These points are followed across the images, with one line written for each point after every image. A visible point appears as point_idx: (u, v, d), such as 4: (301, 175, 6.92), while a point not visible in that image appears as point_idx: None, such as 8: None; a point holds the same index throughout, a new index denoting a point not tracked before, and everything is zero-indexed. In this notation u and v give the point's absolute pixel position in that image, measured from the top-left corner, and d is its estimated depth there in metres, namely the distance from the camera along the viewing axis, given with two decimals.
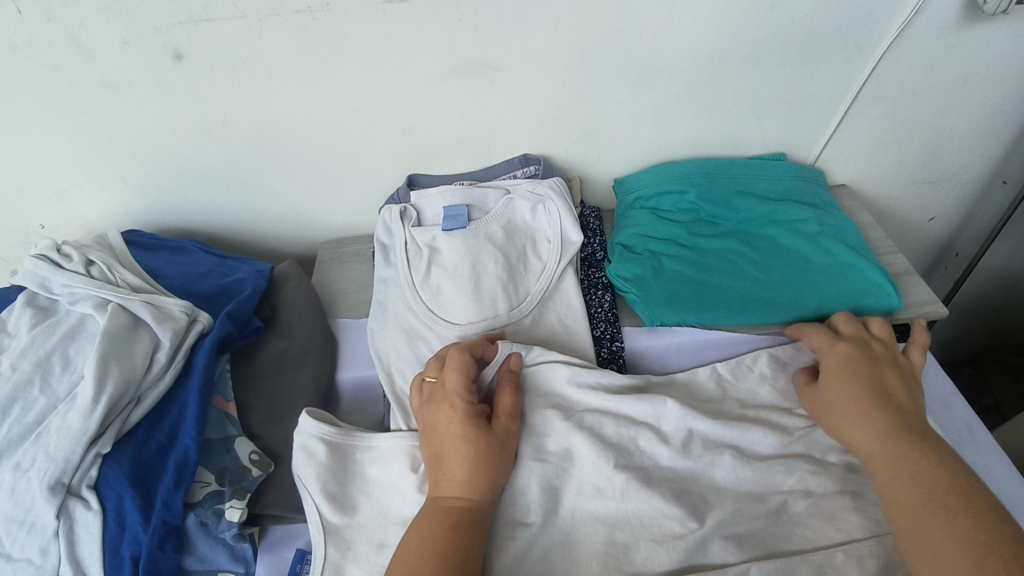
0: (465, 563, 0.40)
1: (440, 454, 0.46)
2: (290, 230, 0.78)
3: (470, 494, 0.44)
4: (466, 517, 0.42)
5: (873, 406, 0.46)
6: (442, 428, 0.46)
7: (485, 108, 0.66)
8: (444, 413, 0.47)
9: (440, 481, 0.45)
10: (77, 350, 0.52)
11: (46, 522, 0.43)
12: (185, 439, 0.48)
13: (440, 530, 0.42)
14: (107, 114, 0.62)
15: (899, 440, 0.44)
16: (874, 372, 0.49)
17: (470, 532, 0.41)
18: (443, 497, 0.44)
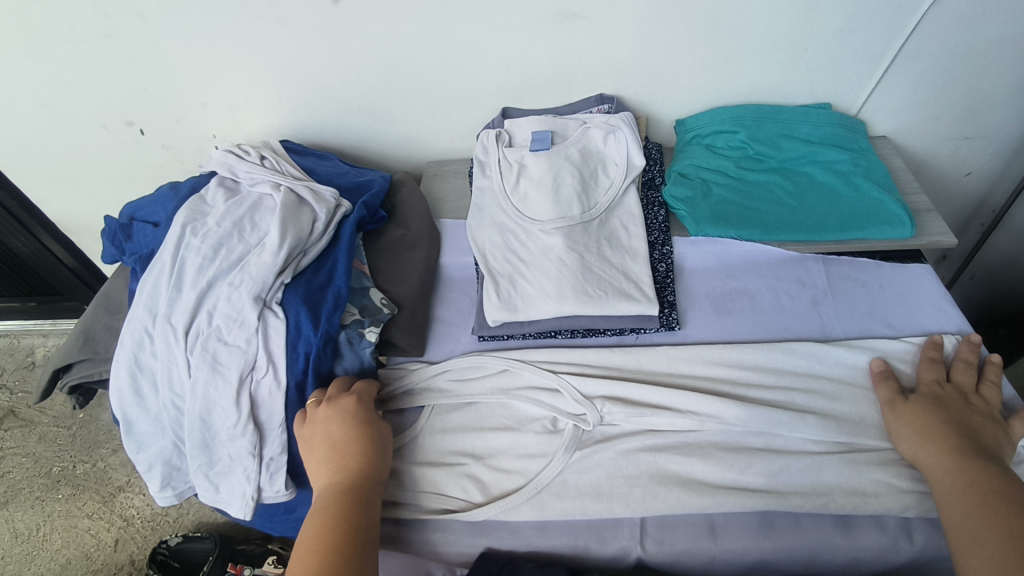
0: (352, 541, 0.49)
1: (321, 446, 0.56)
2: (403, 151, 0.95)
3: (362, 479, 0.54)
4: (355, 510, 0.52)
5: (966, 455, 0.52)
6: (323, 434, 0.57)
7: (574, 51, 0.80)
8: (326, 413, 0.58)
9: (332, 467, 0.55)
10: (260, 216, 0.69)
11: (252, 322, 0.61)
12: (338, 281, 0.66)
13: (334, 511, 0.51)
14: (276, 45, 0.79)
15: (965, 460, 0.51)
16: (950, 411, 0.56)
17: (357, 518, 0.51)
18: (339, 474, 0.54)
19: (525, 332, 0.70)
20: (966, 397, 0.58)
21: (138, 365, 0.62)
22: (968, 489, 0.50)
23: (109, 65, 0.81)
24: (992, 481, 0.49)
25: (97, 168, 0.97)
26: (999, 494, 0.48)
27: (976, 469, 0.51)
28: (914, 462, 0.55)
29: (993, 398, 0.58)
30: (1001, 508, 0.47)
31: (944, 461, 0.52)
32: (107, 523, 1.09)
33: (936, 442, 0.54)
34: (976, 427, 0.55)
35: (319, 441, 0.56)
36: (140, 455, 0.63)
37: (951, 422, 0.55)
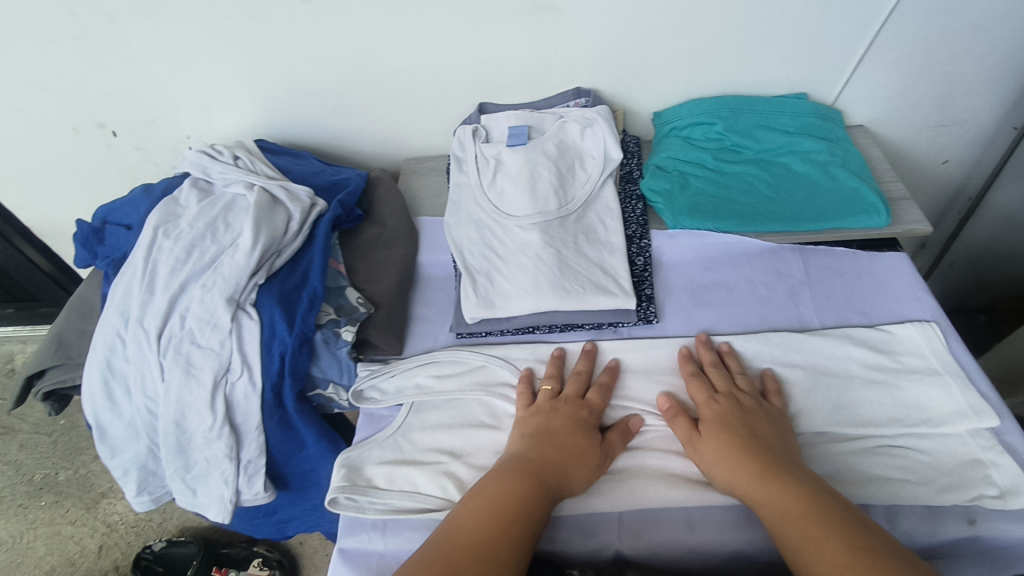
0: (524, 518, 0.48)
1: (560, 444, 0.55)
2: (380, 148, 0.95)
3: (569, 479, 0.53)
4: (543, 495, 0.50)
5: (768, 476, 0.50)
6: (564, 429, 0.56)
7: (549, 44, 0.80)
8: (574, 411, 0.58)
9: (541, 444, 0.55)
10: (233, 216, 0.69)
11: (226, 324, 0.60)
12: (313, 281, 0.66)
13: (528, 487, 0.50)
14: (247, 42, 0.79)
15: (766, 481, 0.50)
16: (746, 428, 0.55)
17: (543, 501, 0.50)
18: (541, 455, 0.54)
19: (504, 328, 0.69)
20: (738, 398, 0.58)
21: (110, 370, 0.61)
22: (803, 517, 0.47)
23: (76, 66, 0.80)
24: (814, 496, 0.48)
25: (69, 171, 0.96)
26: (829, 510, 0.47)
27: (806, 490, 0.49)
28: (732, 492, 0.52)
29: (752, 387, 0.59)
30: (827, 524, 0.46)
31: (762, 490, 0.50)
32: (90, 530, 1.08)
33: (732, 469, 0.52)
34: (766, 434, 0.55)
35: (554, 434, 0.56)
36: (114, 461, 0.63)
37: (745, 439, 0.54)
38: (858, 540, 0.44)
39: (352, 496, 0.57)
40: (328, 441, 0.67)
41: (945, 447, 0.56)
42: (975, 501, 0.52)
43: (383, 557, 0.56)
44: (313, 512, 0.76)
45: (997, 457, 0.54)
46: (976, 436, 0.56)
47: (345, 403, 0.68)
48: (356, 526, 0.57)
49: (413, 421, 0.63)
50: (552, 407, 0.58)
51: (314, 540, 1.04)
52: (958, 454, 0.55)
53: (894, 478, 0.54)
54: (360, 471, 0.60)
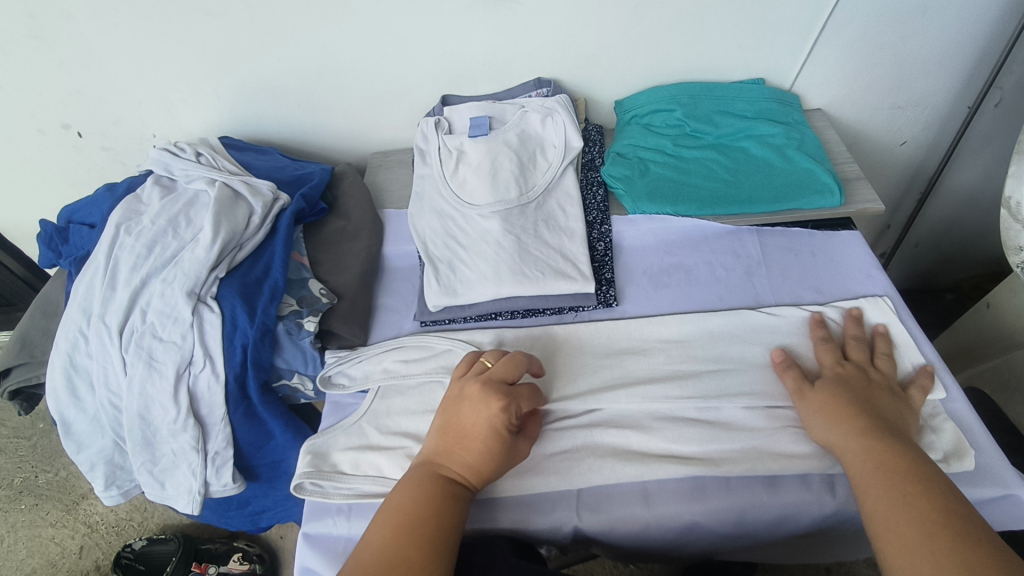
0: (413, 516, 0.47)
1: (458, 441, 0.52)
2: (347, 143, 0.96)
3: (466, 477, 0.51)
4: (442, 495, 0.49)
5: (873, 430, 0.50)
6: (469, 429, 0.52)
7: (507, 35, 0.81)
8: (480, 397, 0.53)
9: (446, 438, 0.53)
10: (195, 212, 0.69)
11: (187, 317, 0.61)
12: (274, 273, 0.66)
13: (426, 488, 0.50)
14: (208, 40, 0.79)
15: (868, 434, 0.50)
16: (869, 392, 0.54)
17: (441, 499, 0.49)
18: (449, 453, 0.52)
19: (466, 315, 0.70)
20: (869, 372, 0.57)
21: (73, 367, 0.62)
22: (885, 472, 0.47)
23: (37, 67, 0.80)
24: (911, 458, 0.47)
25: (36, 173, 0.96)
26: (923, 473, 0.46)
27: (902, 452, 0.48)
28: (830, 447, 0.52)
29: (893, 372, 0.58)
30: (911, 483, 0.45)
31: (857, 444, 0.50)
32: (71, 531, 1.08)
33: (836, 420, 0.52)
34: (884, 405, 0.53)
35: (460, 432, 0.52)
36: (81, 456, 0.63)
37: (858, 403, 0.53)
38: (945, 504, 0.43)
39: (317, 480, 0.58)
40: (294, 431, 0.68)
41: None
42: None
43: (349, 542, 0.57)
44: (285, 502, 0.77)
45: (941, 423, 0.56)
46: (923, 404, 0.57)
47: (311, 392, 0.69)
48: (323, 510, 0.58)
49: (377, 408, 0.64)
50: (465, 395, 0.54)
51: (294, 533, 1.05)
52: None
53: None
54: (326, 456, 0.61)
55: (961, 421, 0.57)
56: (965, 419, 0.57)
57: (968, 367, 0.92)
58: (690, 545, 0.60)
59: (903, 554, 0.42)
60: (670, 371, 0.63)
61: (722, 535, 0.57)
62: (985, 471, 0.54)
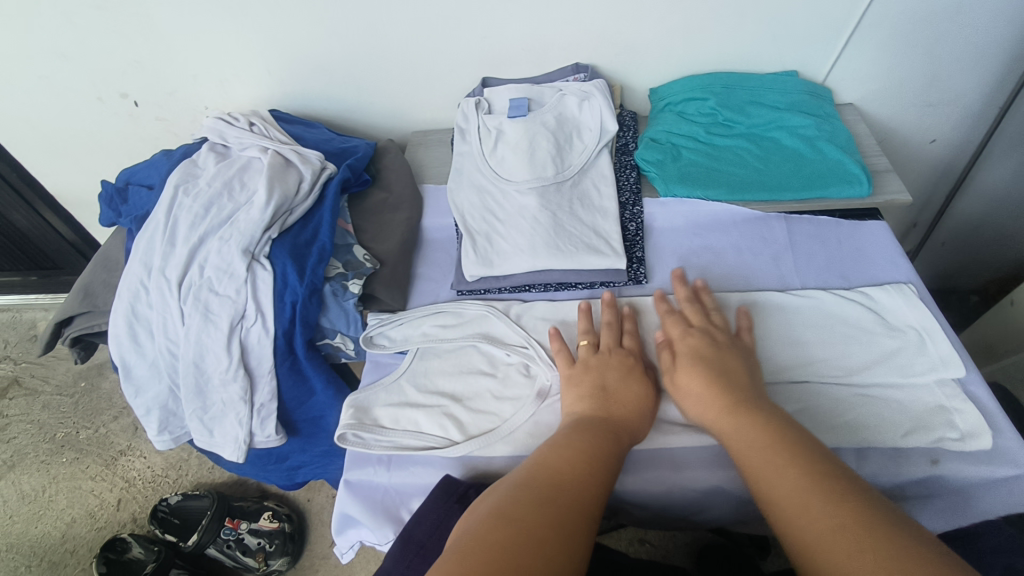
0: (599, 461, 0.49)
1: (621, 398, 0.56)
2: (389, 121, 0.99)
3: (641, 426, 0.55)
4: (616, 441, 0.52)
5: (732, 403, 0.52)
6: (626, 393, 0.56)
7: (549, 20, 0.84)
8: (614, 363, 0.59)
9: (601, 402, 0.55)
10: (249, 177, 0.73)
11: (241, 273, 0.65)
12: (322, 237, 0.70)
13: (609, 437, 0.51)
14: (263, 17, 0.83)
15: (730, 409, 0.52)
16: (723, 357, 0.57)
17: (619, 446, 0.52)
18: (599, 407, 0.55)
19: (501, 286, 0.73)
20: (713, 332, 0.60)
21: (134, 316, 0.66)
22: (768, 446, 0.48)
23: (103, 37, 0.84)
24: (767, 426, 0.50)
25: (93, 140, 1.01)
26: (784, 440, 0.48)
27: (772, 423, 0.50)
28: (699, 421, 0.54)
29: (725, 324, 0.62)
30: (781, 451, 0.47)
31: (730, 420, 0.52)
32: (110, 484, 1.13)
33: (702, 396, 0.54)
34: (725, 362, 0.57)
35: (610, 392, 0.56)
36: (137, 400, 0.68)
37: (720, 377, 0.55)
38: (828, 473, 0.45)
39: (359, 432, 0.61)
40: (335, 388, 0.72)
41: (913, 395, 0.59)
42: (937, 442, 0.56)
43: (386, 492, 0.61)
44: (321, 458, 0.81)
45: (960, 404, 0.58)
46: (942, 386, 0.59)
47: (352, 352, 0.73)
48: (362, 460, 0.62)
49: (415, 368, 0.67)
50: (620, 369, 0.59)
51: (321, 496, 1.09)
52: (925, 401, 0.59)
53: (864, 422, 0.57)
54: (367, 412, 0.64)
55: (979, 404, 0.59)
56: (984, 402, 0.59)
57: (989, 363, 0.93)
58: (711, 509, 0.62)
59: (796, 522, 0.43)
60: None
61: (743, 500, 0.60)
62: (1002, 452, 0.56)
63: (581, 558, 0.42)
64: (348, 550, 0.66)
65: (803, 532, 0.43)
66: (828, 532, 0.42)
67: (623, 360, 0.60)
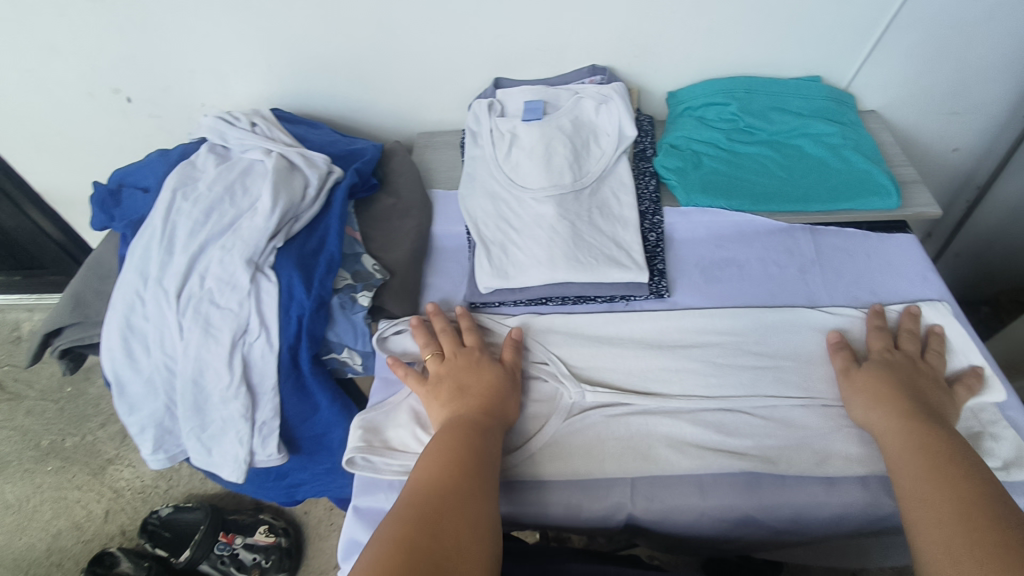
0: (466, 454, 0.49)
1: (475, 390, 0.56)
2: (394, 121, 0.95)
3: (498, 412, 0.55)
4: (479, 432, 0.52)
5: (909, 415, 0.52)
6: (479, 383, 0.57)
7: (567, 18, 0.80)
8: (456, 363, 0.60)
9: (457, 400, 0.56)
10: (252, 181, 0.69)
11: (245, 285, 0.61)
12: (330, 247, 0.66)
13: (462, 429, 0.52)
14: (265, 10, 0.79)
15: (909, 419, 0.51)
16: (917, 383, 0.56)
17: (482, 436, 0.52)
18: (459, 405, 0.55)
19: (517, 299, 0.70)
20: (918, 361, 0.58)
21: (129, 329, 0.62)
22: (925, 451, 0.48)
23: (94, 29, 0.80)
24: (942, 441, 0.49)
25: (82, 137, 0.96)
26: (948, 453, 0.47)
27: (949, 440, 0.49)
28: (869, 428, 0.54)
29: (941, 365, 0.59)
30: (943, 463, 0.47)
31: (900, 427, 0.51)
32: (97, 495, 1.09)
33: (878, 403, 0.54)
34: (929, 394, 0.55)
35: (466, 388, 0.57)
36: (131, 418, 0.64)
37: (907, 394, 0.54)
38: (981, 491, 0.44)
39: (369, 456, 0.58)
40: (341, 405, 0.68)
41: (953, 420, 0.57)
42: None
43: None
44: (323, 476, 0.78)
45: (1002, 431, 0.55)
46: (981, 411, 0.57)
47: (358, 368, 0.69)
48: (373, 485, 0.59)
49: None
50: (463, 363, 0.59)
51: (318, 509, 1.06)
52: (965, 427, 0.56)
53: None
54: (377, 432, 0.60)
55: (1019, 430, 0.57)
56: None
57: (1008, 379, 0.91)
58: (738, 539, 0.60)
59: (930, 528, 0.43)
60: (726, 363, 0.62)
61: (775, 530, 0.57)
62: None
63: (471, 552, 0.43)
64: None
65: (927, 536, 0.43)
66: (951, 521, 0.42)
67: (467, 355, 0.60)
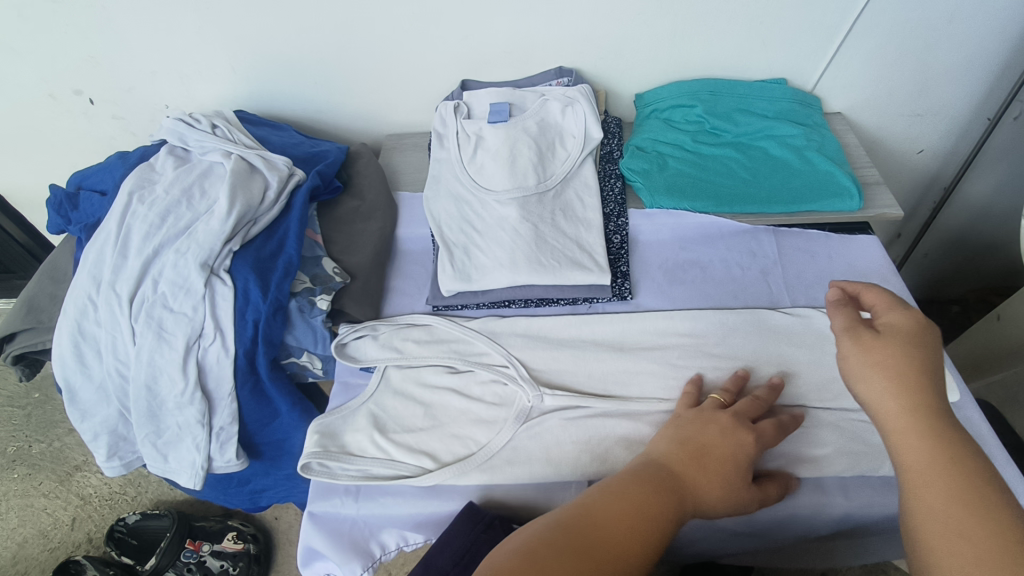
0: (639, 523, 0.40)
1: (715, 449, 0.47)
2: (362, 123, 0.95)
3: (725, 486, 0.46)
4: (671, 493, 0.43)
5: (917, 405, 0.41)
6: (723, 447, 0.48)
7: (532, 20, 0.80)
8: (733, 425, 0.50)
9: (689, 458, 0.47)
10: (210, 184, 0.68)
11: (199, 289, 0.60)
12: (289, 250, 0.66)
13: (664, 493, 0.43)
14: (227, 11, 0.78)
15: (920, 414, 0.41)
16: (926, 350, 0.44)
17: (669, 498, 0.43)
18: (692, 464, 0.46)
19: (480, 301, 0.70)
20: (914, 321, 0.46)
21: (82, 334, 0.61)
22: (948, 464, 0.38)
23: (52, 29, 0.78)
24: (962, 452, 0.38)
25: (44, 139, 0.94)
26: (972, 473, 0.37)
27: (968, 452, 0.38)
28: (871, 409, 0.44)
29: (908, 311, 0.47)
30: (971, 485, 0.36)
31: (912, 427, 0.40)
32: (63, 502, 1.07)
33: (882, 389, 0.43)
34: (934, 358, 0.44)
35: (711, 449, 0.47)
36: (84, 425, 0.63)
37: (918, 374, 0.43)
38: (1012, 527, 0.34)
39: (325, 461, 0.57)
40: (302, 410, 0.68)
41: None
42: None
43: (355, 524, 0.57)
44: (286, 481, 0.77)
45: None
46: None
47: (319, 371, 0.69)
48: (329, 490, 0.57)
49: (384, 390, 0.63)
50: (726, 425, 0.50)
51: (289, 514, 1.05)
52: None
53: (857, 450, 0.55)
54: (334, 436, 0.60)
55: (971, 429, 0.57)
56: (977, 427, 0.57)
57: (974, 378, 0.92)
58: (696, 541, 0.59)
59: None
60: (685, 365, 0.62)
61: (732, 531, 0.56)
62: None
63: None
64: None
65: None
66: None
67: (714, 414, 0.51)
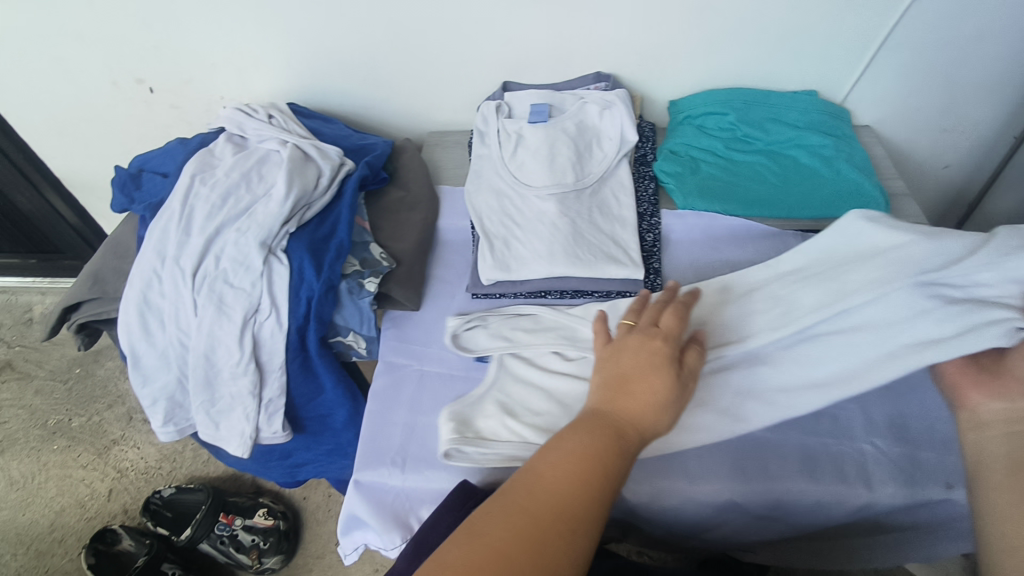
0: (573, 464, 0.43)
1: (632, 374, 0.48)
2: (405, 121, 0.99)
3: (656, 413, 0.46)
4: (606, 433, 0.45)
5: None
6: (643, 372, 0.48)
7: (574, 26, 0.84)
8: (641, 344, 0.50)
9: (614, 391, 0.48)
10: (267, 170, 0.72)
11: (257, 266, 0.64)
12: (340, 234, 0.69)
13: (598, 433, 0.45)
14: (288, 9, 0.82)
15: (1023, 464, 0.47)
16: None
17: (612, 441, 0.44)
18: (615, 398, 0.47)
19: (518, 291, 0.73)
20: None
21: (146, 304, 0.65)
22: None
23: (122, 20, 0.83)
24: None
25: (104, 125, 0.99)
26: None
27: None
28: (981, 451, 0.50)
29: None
30: None
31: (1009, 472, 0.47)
32: (101, 474, 1.11)
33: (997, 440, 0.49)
34: None
35: (630, 377, 0.48)
36: (144, 391, 0.67)
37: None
38: None
39: (463, 446, 0.56)
40: (345, 387, 0.71)
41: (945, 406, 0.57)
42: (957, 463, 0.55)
43: (399, 494, 0.59)
44: (325, 457, 0.80)
45: None
46: None
47: (363, 351, 0.72)
48: (375, 461, 0.60)
49: (505, 377, 0.62)
50: (637, 342, 0.50)
51: (317, 496, 1.08)
52: None
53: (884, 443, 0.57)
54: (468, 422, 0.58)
55: None
56: None
57: None
58: (721, 526, 0.62)
59: None
60: None
61: (758, 515, 0.58)
62: None
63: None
64: (352, 551, 0.64)
65: None
66: None
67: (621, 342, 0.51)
